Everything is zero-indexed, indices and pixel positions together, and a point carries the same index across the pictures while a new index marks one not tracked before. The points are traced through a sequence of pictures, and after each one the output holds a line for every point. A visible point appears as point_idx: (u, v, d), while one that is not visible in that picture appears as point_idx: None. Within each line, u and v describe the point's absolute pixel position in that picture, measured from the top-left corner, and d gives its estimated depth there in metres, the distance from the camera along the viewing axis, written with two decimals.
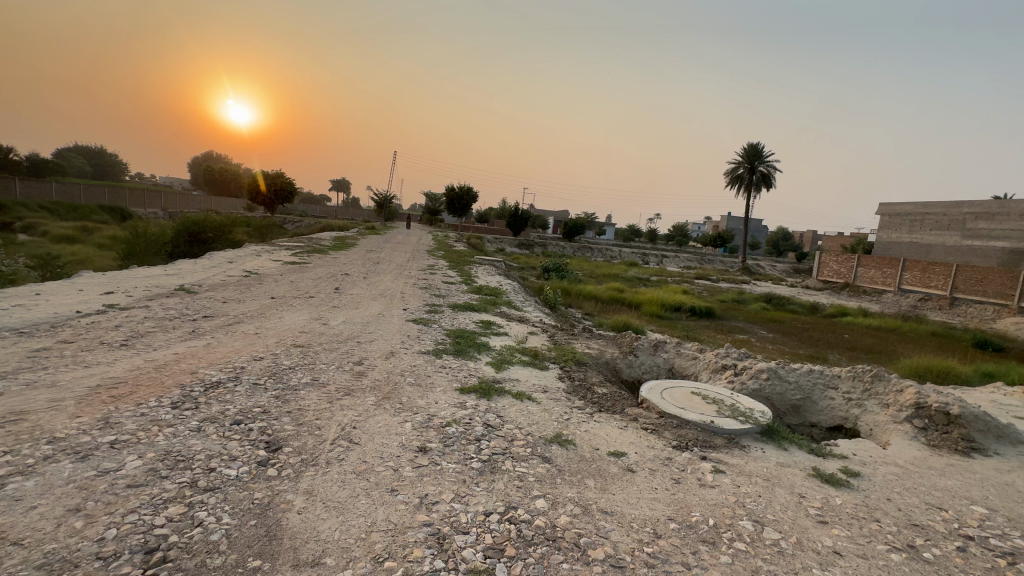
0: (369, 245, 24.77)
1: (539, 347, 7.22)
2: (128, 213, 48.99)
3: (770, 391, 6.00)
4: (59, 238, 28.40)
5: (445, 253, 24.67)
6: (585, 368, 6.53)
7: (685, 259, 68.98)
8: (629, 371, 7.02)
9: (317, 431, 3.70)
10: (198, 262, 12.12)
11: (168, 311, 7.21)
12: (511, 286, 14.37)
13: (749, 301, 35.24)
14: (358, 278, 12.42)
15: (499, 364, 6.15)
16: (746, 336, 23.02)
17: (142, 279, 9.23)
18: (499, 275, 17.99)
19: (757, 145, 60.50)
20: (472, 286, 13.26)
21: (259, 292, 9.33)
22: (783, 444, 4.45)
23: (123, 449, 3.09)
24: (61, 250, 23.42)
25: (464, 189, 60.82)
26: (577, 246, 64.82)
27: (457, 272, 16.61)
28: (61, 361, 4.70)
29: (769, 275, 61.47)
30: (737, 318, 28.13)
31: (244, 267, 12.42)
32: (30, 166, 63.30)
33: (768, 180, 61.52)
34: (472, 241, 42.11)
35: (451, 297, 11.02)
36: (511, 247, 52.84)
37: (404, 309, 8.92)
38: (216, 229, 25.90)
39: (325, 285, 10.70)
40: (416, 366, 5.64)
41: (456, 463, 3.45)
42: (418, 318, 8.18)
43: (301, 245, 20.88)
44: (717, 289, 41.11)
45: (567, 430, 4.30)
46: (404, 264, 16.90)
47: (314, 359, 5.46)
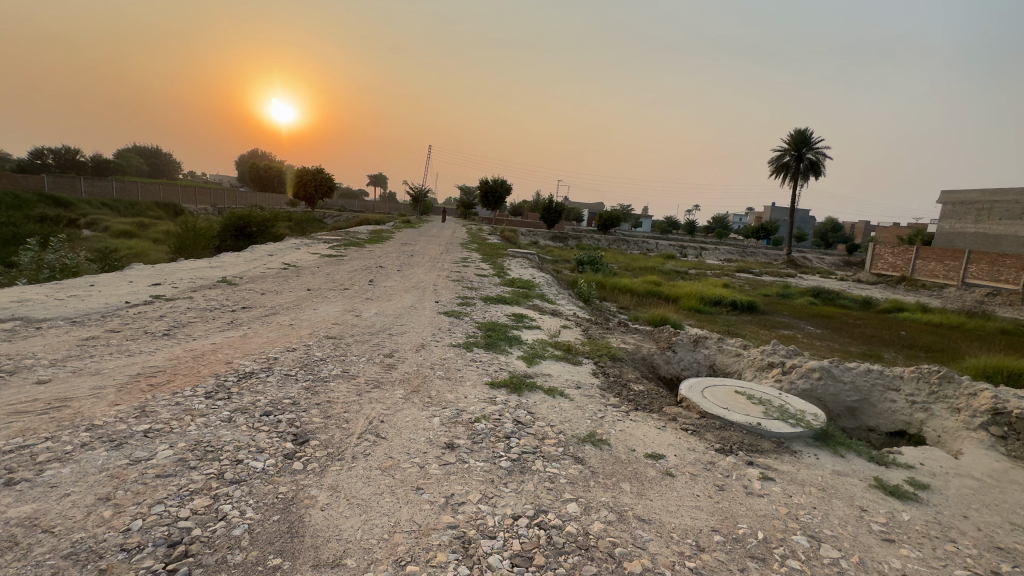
0: (404, 238, 25.08)
1: (572, 341, 7.02)
2: (180, 209, 51.74)
3: (823, 391, 5.57)
4: (119, 234, 30.27)
5: (478, 246, 24.73)
6: (620, 363, 6.28)
7: (726, 251, 66.63)
8: (667, 367, 6.71)
9: (344, 424, 3.65)
10: (240, 255, 12.54)
11: (210, 302, 7.43)
12: (545, 279, 14.18)
13: (795, 296, 33.63)
14: (392, 270, 12.53)
15: (531, 358, 5.98)
16: (792, 332, 21.96)
17: (188, 271, 9.60)
18: (533, 267, 17.81)
19: (805, 131, 57.47)
20: (505, 279, 13.15)
21: (296, 284, 9.52)
22: (840, 451, 4.08)
23: (156, 438, 3.13)
24: (120, 245, 24.88)
25: (498, 182, 60.82)
26: (612, 239, 63.71)
27: (491, 264, 16.56)
28: (106, 350, 4.88)
29: (817, 268, 58.48)
30: (781, 313, 26.91)
31: (283, 259, 12.75)
32: (95, 166, 67.98)
33: (817, 169, 58.40)
34: (505, 234, 42.03)
35: (484, 290, 10.93)
36: (545, 240, 52.43)
37: (436, 301, 8.88)
38: (260, 224, 26.91)
39: (360, 277, 10.82)
40: (446, 359, 5.56)
41: (484, 462, 3.32)
42: (449, 311, 8.12)
43: (339, 238, 21.36)
44: (760, 283, 39.45)
45: (601, 429, 4.09)
46: (438, 257, 16.99)
47: (346, 350, 5.47)
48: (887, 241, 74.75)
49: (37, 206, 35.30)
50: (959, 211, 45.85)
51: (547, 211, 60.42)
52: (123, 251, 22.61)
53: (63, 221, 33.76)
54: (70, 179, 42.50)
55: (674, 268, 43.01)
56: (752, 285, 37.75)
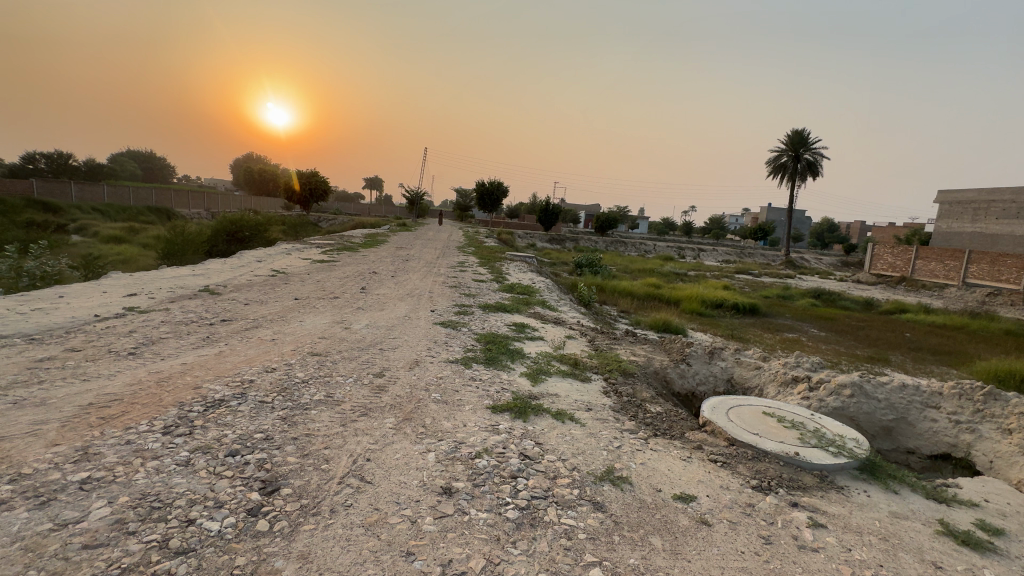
0: (399, 242, 24.59)
1: (578, 354, 6.51)
2: (173, 214, 51.04)
3: (855, 409, 5.09)
4: (108, 239, 29.59)
5: (475, 249, 24.20)
6: (632, 379, 5.78)
7: (724, 253, 66.33)
8: (682, 382, 6.22)
9: (324, 465, 3.12)
10: (227, 261, 11.97)
11: (187, 314, 6.90)
12: (545, 284, 13.72)
13: (796, 297, 33.24)
14: (386, 276, 11.99)
15: (535, 376, 5.46)
16: (796, 335, 21.51)
17: (168, 280, 9.06)
18: (531, 272, 17.35)
19: (802, 132, 57.38)
20: (504, 284, 12.64)
21: (283, 292, 8.99)
22: (892, 487, 3.58)
23: (92, 492, 2.60)
24: (107, 251, 24.23)
25: (494, 185, 60.36)
26: (610, 241, 63.32)
27: (488, 269, 16.08)
28: (59, 373, 4.34)
29: (815, 269, 58.21)
30: (784, 316, 26.50)
31: (272, 266, 12.20)
32: (87, 171, 67.25)
33: (814, 169, 58.27)
34: (502, 236, 41.56)
35: (482, 297, 10.41)
36: (542, 242, 52.05)
37: (431, 310, 8.35)
38: (252, 228, 26.32)
39: (351, 284, 10.29)
40: (442, 379, 5.04)
41: (487, 513, 2.80)
42: (446, 321, 7.61)
43: (332, 243, 20.82)
44: (760, 284, 39.07)
45: (620, 463, 3.58)
46: (434, 262, 16.48)
47: (331, 370, 4.94)
48: (884, 241, 74.70)
49: (24, 212, 34.59)
50: (956, 210, 45.69)
51: (544, 213, 59.97)
52: (110, 257, 21.98)
53: (51, 226, 33.06)
54: (59, 183, 41.74)
55: (673, 270, 42.63)
56: (752, 287, 37.40)
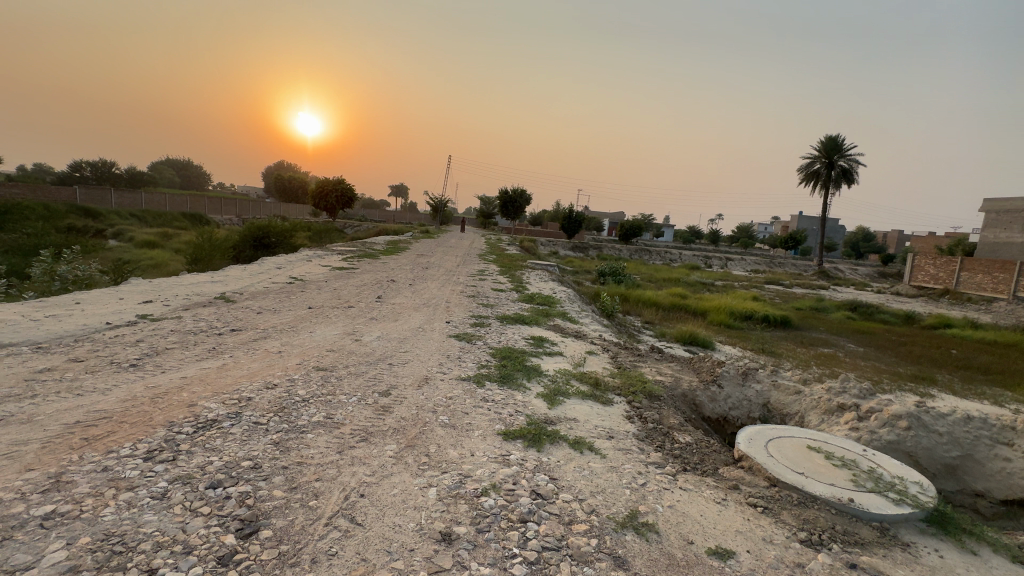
0: (420, 249, 24.56)
1: (599, 373, 6.07)
2: (205, 220, 52.62)
3: (912, 444, 4.53)
4: (143, 244, 30.55)
5: (497, 257, 23.96)
6: (657, 402, 5.31)
7: (752, 262, 64.47)
8: (712, 406, 5.72)
9: (312, 502, 2.81)
10: (247, 268, 11.98)
11: (198, 322, 6.76)
12: (566, 294, 13.31)
13: (830, 310, 31.82)
14: (404, 284, 11.80)
15: (552, 397, 5.06)
16: (831, 350, 20.42)
17: (186, 287, 9.03)
18: (553, 280, 16.97)
19: (836, 138, 55.46)
20: (524, 294, 12.28)
21: (298, 300, 8.84)
22: (968, 545, 3.05)
23: (51, 531, 2.34)
24: (140, 256, 24.97)
25: (517, 192, 60.31)
26: (635, 249, 62.27)
27: (508, 278, 15.76)
28: (55, 386, 4.17)
29: (850, 280, 55.92)
30: (818, 329, 25.30)
31: (291, 273, 12.15)
32: (128, 178, 70.25)
33: (849, 176, 56.21)
34: (524, 244, 41.33)
35: (501, 308, 10.08)
36: (565, 250, 51.56)
37: (446, 322, 8.04)
38: (278, 234, 26.72)
39: (368, 293, 10.09)
40: (452, 399, 4.69)
41: (490, 570, 2.42)
42: (461, 334, 7.29)
43: (354, 249, 20.87)
44: (792, 295, 37.64)
45: (645, 506, 3.16)
46: (454, 270, 16.27)
47: (334, 387, 4.65)
48: (924, 251, 71.36)
49: (66, 218, 36.11)
50: (1005, 219, 43.25)
51: (567, 221, 59.47)
52: (141, 262, 22.58)
53: (90, 231, 34.37)
54: (101, 191, 43.53)
55: (700, 279, 41.57)
56: (783, 298, 36.05)
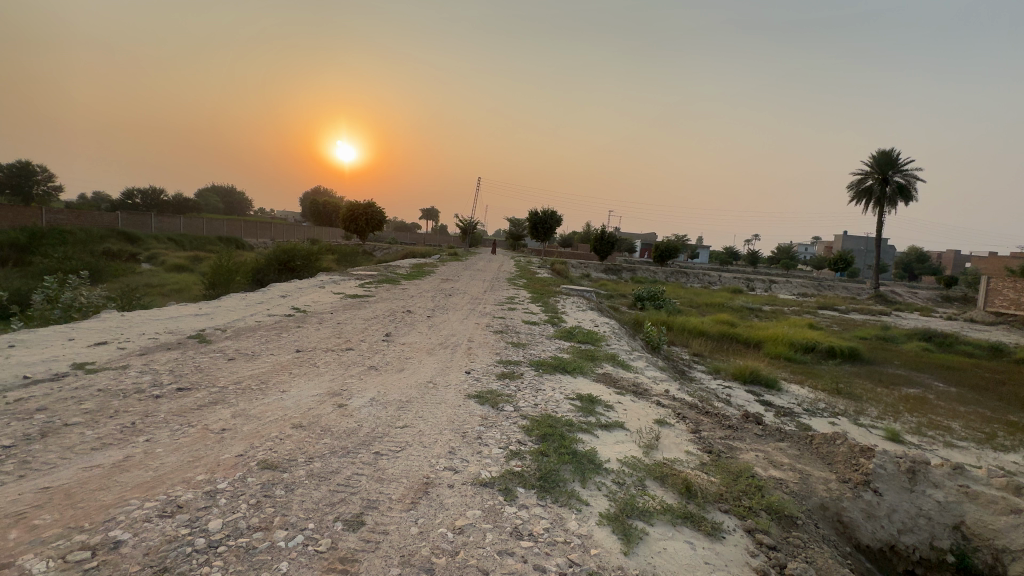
0: (446, 273, 23.16)
1: (683, 464, 4.11)
2: (240, 243, 53.36)
3: None
4: (173, 269, 30.42)
5: (527, 282, 22.35)
6: (793, 533, 3.30)
7: (800, 286, 60.54)
8: (871, 528, 3.66)
9: None
10: (247, 296, 10.60)
11: (142, 375, 5.19)
12: (610, 327, 11.39)
13: (899, 340, 28.42)
14: (421, 317, 10.13)
15: (626, 525, 3.12)
16: (918, 390, 17.50)
17: (161, 322, 7.63)
18: (591, 309, 15.09)
19: (891, 152, 51.73)
20: (560, 328, 10.42)
21: (288, 340, 7.25)
22: None
23: None
24: (165, 282, 24.58)
25: (549, 215, 58.97)
26: (671, 271, 59.43)
27: (541, 306, 13.97)
28: None
29: (912, 305, 51.31)
30: (893, 364, 22.24)
31: (294, 303, 10.67)
32: (173, 204, 72.89)
33: (906, 193, 52.28)
34: (554, 266, 39.72)
35: (535, 349, 8.19)
36: (598, 273, 49.53)
37: (466, 372, 6.23)
38: (304, 257, 25.88)
39: (375, 329, 8.45)
40: (463, 537, 2.83)
41: None
42: (484, 393, 5.46)
43: (376, 274, 19.64)
44: (851, 323, 34.25)
45: None
46: (480, 297, 14.62)
47: (275, 513, 2.87)
48: (993, 273, 65.55)
49: (105, 243, 36.74)
50: None
51: (600, 242, 57.37)
52: (161, 290, 21.93)
53: (125, 256, 34.74)
54: (143, 216, 44.24)
55: (746, 304, 38.68)
56: (843, 326, 32.80)
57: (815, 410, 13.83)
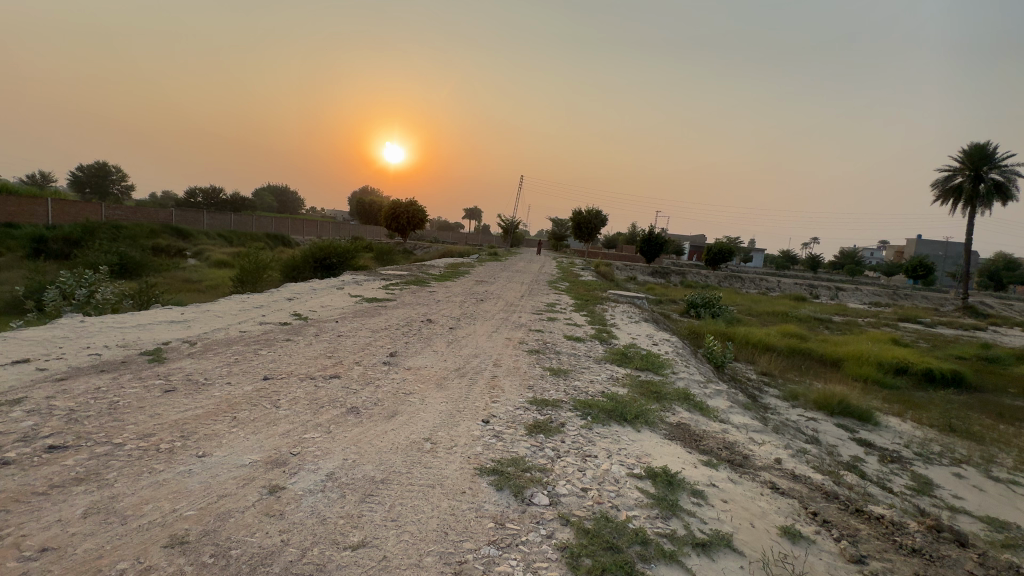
0: (482, 274, 21.53)
1: None
2: (286, 240, 54.11)
3: None
4: (216, 264, 30.42)
5: (570, 285, 20.33)
6: None
7: (871, 294, 54.95)
8: None
9: None
10: (247, 300, 9.21)
11: (23, 419, 3.66)
12: (671, 347, 9.29)
13: (1007, 363, 24.25)
14: (442, 330, 8.39)
15: None
16: None
17: (120, 332, 6.24)
18: (644, 320, 12.98)
19: (986, 145, 45.79)
20: (611, 347, 8.41)
21: (261, 361, 5.63)
22: None
23: None
24: (203, 277, 24.24)
25: (593, 214, 56.33)
26: (725, 275, 55.37)
27: (587, 316, 11.98)
28: None
29: (1009, 319, 45.09)
30: (1008, 393, 18.63)
31: (298, 307, 9.17)
32: (229, 202, 75.53)
33: (1004, 192, 46.06)
34: (599, 268, 37.32)
35: (579, 380, 6.27)
36: (645, 277, 46.65)
37: (482, 421, 4.38)
38: (340, 255, 24.93)
39: (379, 346, 6.77)
40: None
41: None
42: (504, 464, 3.61)
43: (407, 274, 18.19)
44: (941, 340, 29.99)
45: None
46: (516, 303, 12.79)
47: None
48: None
49: (158, 238, 37.65)
50: None
51: (647, 243, 54.13)
52: (196, 287, 21.45)
53: (174, 251, 35.33)
54: (196, 212, 45.23)
55: (813, 314, 34.99)
56: (933, 343, 28.61)
57: (928, 455, 11.10)
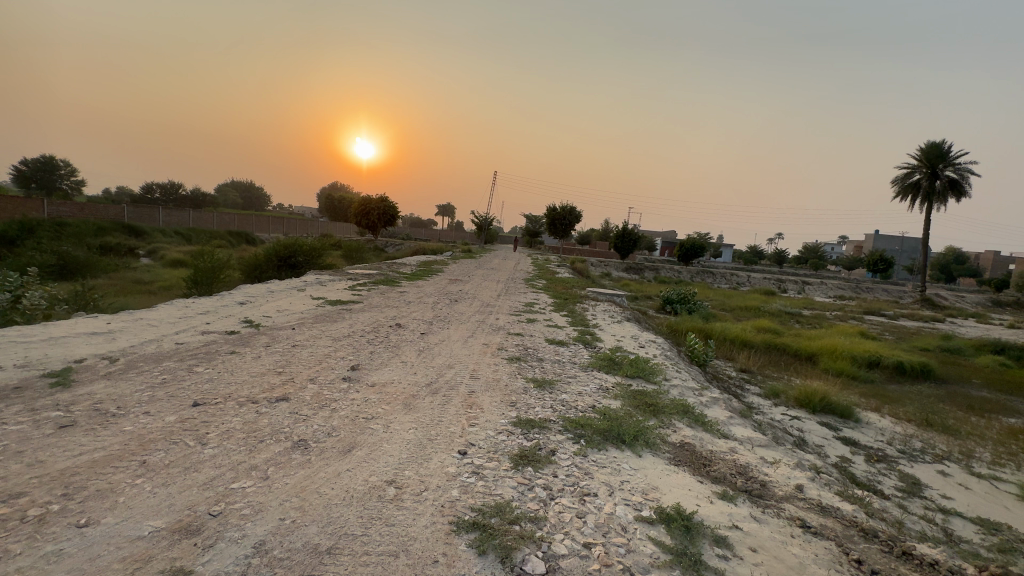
0: (456, 272, 20.69)
1: None
2: (250, 238, 51.71)
3: None
4: (170, 264, 28.48)
5: (547, 283, 19.73)
6: None
7: (836, 288, 56.64)
8: None
9: None
10: (190, 306, 8.16)
11: None
12: (658, 349, 8.76)
13: (967, 353, 25.04)
14: (412, 336, 7.59)
15: None
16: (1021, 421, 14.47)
17: (23, 348, 5.20)
18: (625, 319, 12.50)
19: (942, 144, 47.51)
20: (597, 352, 7.81)
21: (193, 383, 4.72)
22: None
23: None
24: (155, 278, 22.50)
25: (568, 210, 55.96)
26: (698, 270, 56.01)
27: (567, 316, 11.36)
28: None
29: (963, 310, 47.12)
30: (973, 384, 19.09)
31: (250, 313, 8.19)
32: (189, 198, 71.89)
33: (959, 189, 47.94)
34: (575, 264, 36.93)
35: (567, 393, 5.62)
36: (620, 273, 46.68)
37: (459, 453, 3.67)
38: (306, 253, 23.60)
39: (339, 358, 5.94)
40: None
41: None
42: (485, 514, 2.91)
43: (377, 273, 17.22)
44: (905, 332, 30.87)
45: None
46: (492, 304, 12.08)
47: None
48: None
49: (107, 237, 35.13)
50: None
51: (621, 239, 54.14)
52: (146, 289, 19.84)
53: (125, 250, 32.97)
54: (150, 208, 42.54)
55: (783, 309, 35.55)
56: (898, 336, 29.41)
57: (911, 452, 10.98)
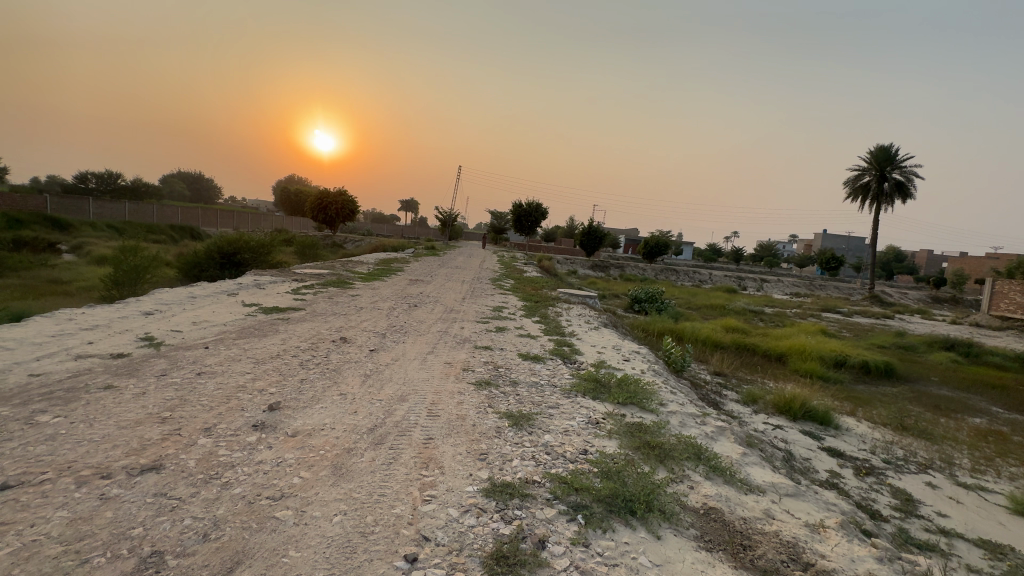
0: (417, 271, 19.26)
1: None
2: (195, 232, 47.97)
3: None
4: (97, 261, 25.54)
5: (515, 283, 18.60)
6: None
7: (792, 285, 58.51)
8: None
9: None
10: (74, 320, 6.49)
11: None
12: (644, 363, 7.76)
13: (921, 350, 25.82)
14: (359, 355, 6.25)
15: None
16: (986, 422, 14.57)
17: None
18: (602, 325, 11.51)
19: (890, 148, 49.37)
20: (578, 370, 6.71)
21: (18, 445, 3.25)
22: None
23: None
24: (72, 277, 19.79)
25: (533, 206, 55.05)
26: (663, 268, 56.39)
27: (540, 323, 10.24)
28: None
29: (909, 307, 49.47)
30: (932, 382, 19.42)
31: (152, 328, 6.59)
32: (128, 189, 66.39)
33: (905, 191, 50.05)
34: (542, 262, 36.03)
35: (552, 432, 4.47)
36: (587, 271, 46.19)
37: (405, 563, 2.45)
38: (253, 250, 21.49)
39: (256, 393, 4.54)
40: None
41: None
42: None
43: (329, 273, 15.60)
44: (862, 329, 31.71)
45: None
46: (456, 309, 10.82)
47: None
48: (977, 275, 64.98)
49: (24, 230, 31.31)
50: None
51: (587, 237, 53.76)
52: (60, 290, 17.32)
53: (45, 245, 29.39)
54: (79, 200, 38.47)
55: (747, 306, 35.96)
56: (856, 333, 30.08)
57: (897, 462, 10.55)
